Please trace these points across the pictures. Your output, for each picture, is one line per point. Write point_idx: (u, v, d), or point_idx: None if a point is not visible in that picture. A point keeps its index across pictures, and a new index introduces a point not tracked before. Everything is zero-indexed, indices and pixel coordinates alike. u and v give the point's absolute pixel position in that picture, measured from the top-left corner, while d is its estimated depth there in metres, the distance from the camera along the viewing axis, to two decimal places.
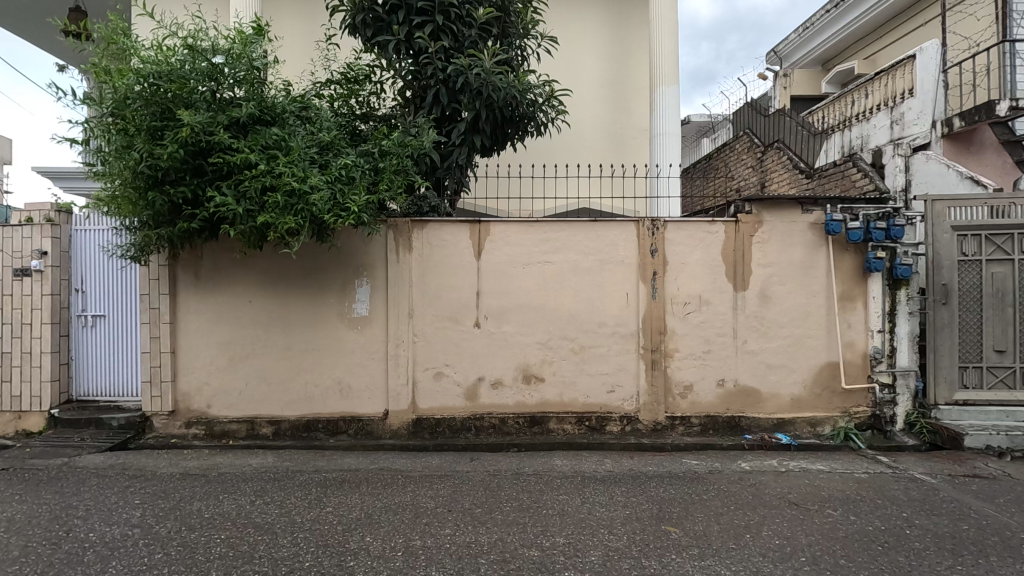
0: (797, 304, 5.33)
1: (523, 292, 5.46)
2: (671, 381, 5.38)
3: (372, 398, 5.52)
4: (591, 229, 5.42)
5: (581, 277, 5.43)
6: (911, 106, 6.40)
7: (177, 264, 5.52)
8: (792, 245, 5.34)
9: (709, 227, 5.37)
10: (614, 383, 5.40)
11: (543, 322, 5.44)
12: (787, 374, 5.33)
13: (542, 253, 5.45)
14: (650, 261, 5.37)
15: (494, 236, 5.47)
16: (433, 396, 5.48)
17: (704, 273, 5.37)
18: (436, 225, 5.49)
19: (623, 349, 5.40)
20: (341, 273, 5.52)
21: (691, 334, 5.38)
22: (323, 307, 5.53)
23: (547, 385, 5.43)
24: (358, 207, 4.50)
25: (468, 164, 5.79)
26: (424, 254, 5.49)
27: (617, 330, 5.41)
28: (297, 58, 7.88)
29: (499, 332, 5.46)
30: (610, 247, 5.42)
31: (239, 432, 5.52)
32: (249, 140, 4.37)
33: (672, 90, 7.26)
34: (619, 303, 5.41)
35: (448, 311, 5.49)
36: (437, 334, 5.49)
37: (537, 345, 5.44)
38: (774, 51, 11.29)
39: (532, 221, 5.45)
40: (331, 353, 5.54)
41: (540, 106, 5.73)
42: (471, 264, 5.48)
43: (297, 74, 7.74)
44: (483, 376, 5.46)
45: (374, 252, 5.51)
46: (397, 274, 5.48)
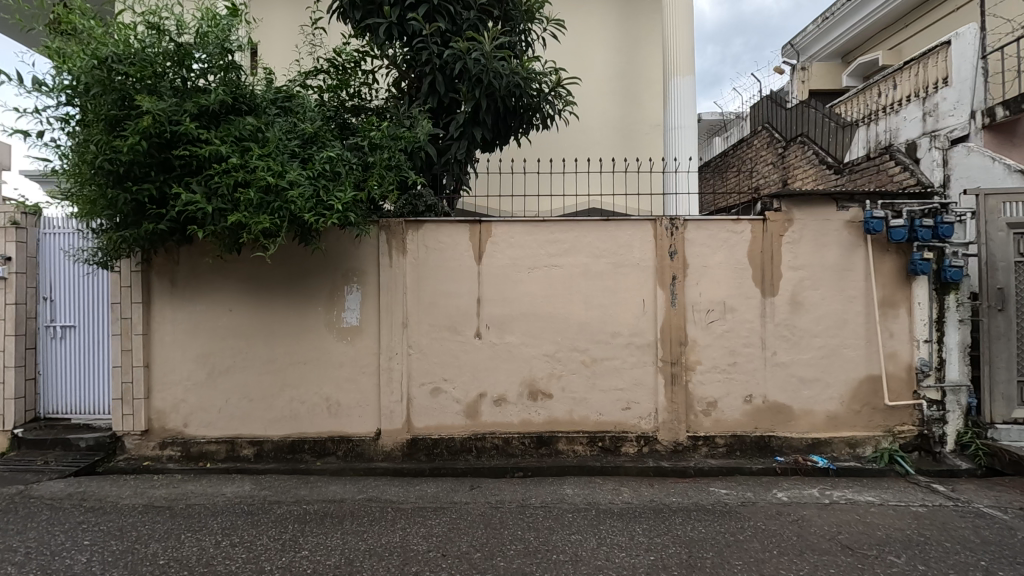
0: (832, 310, 4.80)
1: (529, 299, 4.96)
2: (693, 397, 4.86)
3: (363, 416, 5.02)
4: (603, 230, 4.92)
5: (592, 282, 4.93)
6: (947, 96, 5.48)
7: (151, 270, 5.07)
8: (826, 245, 4.82)
9: (734, 226, 4.86)
10: (630, 400, 4.88)
11: (551, 332, 4.94)
12: (822, 389, 4.80)
13: (549, 255, 4.96)
14: (669, 264, 4.86)
15: (496, 237, 4.98)
16: (431, 413, 4.98)
17: (729, 277, 4.86)
18: (432, 227, 5.00)
19: (639, 362, 4.89)
20: (328, 278, 5.05)
21: (715, 345, 4.86)
22: (309, 315, 5.06)
23: (555, 401, 4.92)
24: (343, 205, 4.04)
25: (467, 159, 5.31)
26: (419, 258, 5.01)
27: (632, 341, 4.90)
28: (275, 42, 7.46)
29: (502, 343, 4.96)
30: (624, 249, 4.92)
31: (218, 454, 5.04)
32: (220, 130, 3.92)
33: (687, 81, 6.77)
34: (635, 310, 4.90)
35: (445, 321, 5.00)
36: (434, 346, 4.99)
37: (545, 358, 4.94)
38: (791, 44, 10.78)
39: (538, 221, 4.96)
40: (318, 366, 5.06)
41: (545, 96, 5.25)
42: (470, 269, 4.99)
43: (275, 59, 7.38)
44: (485, 392, 4.96)
45: (364, 255, 5.04)
46: (390, 280, 5.00)
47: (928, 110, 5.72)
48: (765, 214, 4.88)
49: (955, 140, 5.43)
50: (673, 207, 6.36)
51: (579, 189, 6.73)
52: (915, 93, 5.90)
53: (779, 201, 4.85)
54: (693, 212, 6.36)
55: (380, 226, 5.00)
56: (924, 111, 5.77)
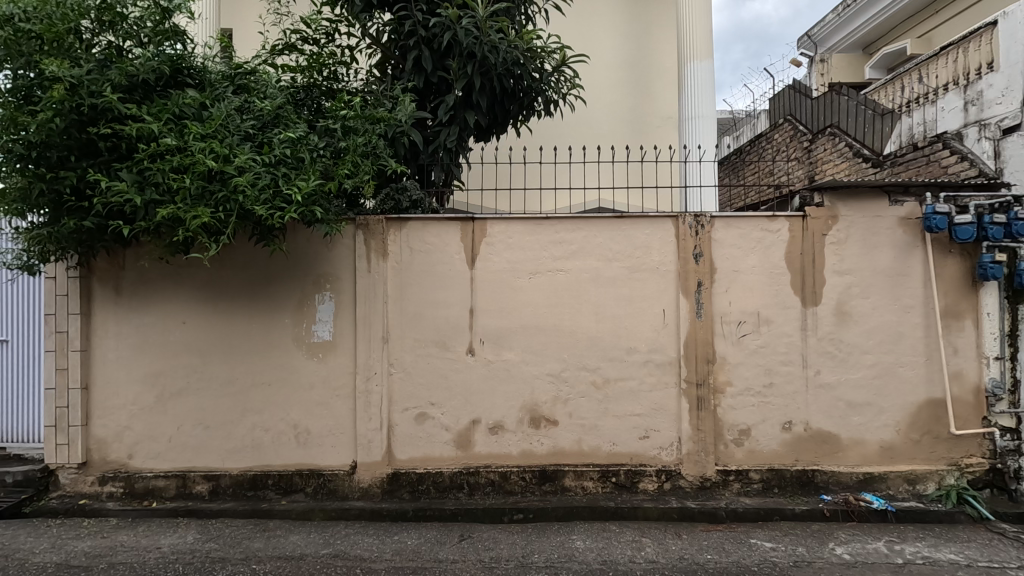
0: (885, 322, 4.11)
1: (530, 310, 4.26)
2: (723, 424, 4.15)
3: (336, 446, 4.30)
4: (617, 230, 4.24)
5: (604, 290, 4.22)
6: (994, 80, 4.46)
7: (93, 276, 4.37)
8: (877, 246, 4.13)
9: (768, 223, 4.18)
10: (648, 427, 4.17)
11: (557, 348, 4.23)
12: (874, 415, 4.09)
13: (554, 259, 4.26)
14: (694, 269, 4.16)
15: (492, 238, 4.29)
16: (415, 443, 4.26)
17: (763, 283, 4.17)
18: (418, 225, 4.32)
19: (659, 383, 4.17)
20: (298, 285, 4.37)
21: (747, 362, 4.16)
22: (275, 328, 4.37)
23: (561, 429, 4.21)
24: (305, 195, 3.33)
25: (459, 148, 4.62)
26: (403, 262, 4.32)
27: (651, 359, 4.19)
28: (243, 22, 6.92)
29: (500, 361, 4.25)
30: (641, 251, 4.22)
31: (167, 491, 4.31)
32: (156, 106, 3.23)
33: (704, 65, 6.10)
34: (654, 323, 4.20)
35: (433, 335, 4.29)
36: (419, 365, 4.29)
37: (549, 378, 4.23)
38: (808, 35, 10.10)
39: (541, 219, 4.27)
40: (285, 388, 4.35)
41: (549, 75, 4.59)
42: (462, 274, 4.30)
43: (243, 41, 6.87)
44: (479, 418, 4.25)
45: (339, 258, 4.34)
46: (368, 288, 4.30)
47: (969, 99, 4.69)
48: (805, 209, 4.21)
49: (1007, 130, 4.32)
50: (691, 203, 5.65)
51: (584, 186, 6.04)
52: (955, 79, 4.90)
53: (821, 194, 4.18)
54: (712, 208, 5.66)
55: (355, 224, 4.30)
56: (965, 100, 4.73)
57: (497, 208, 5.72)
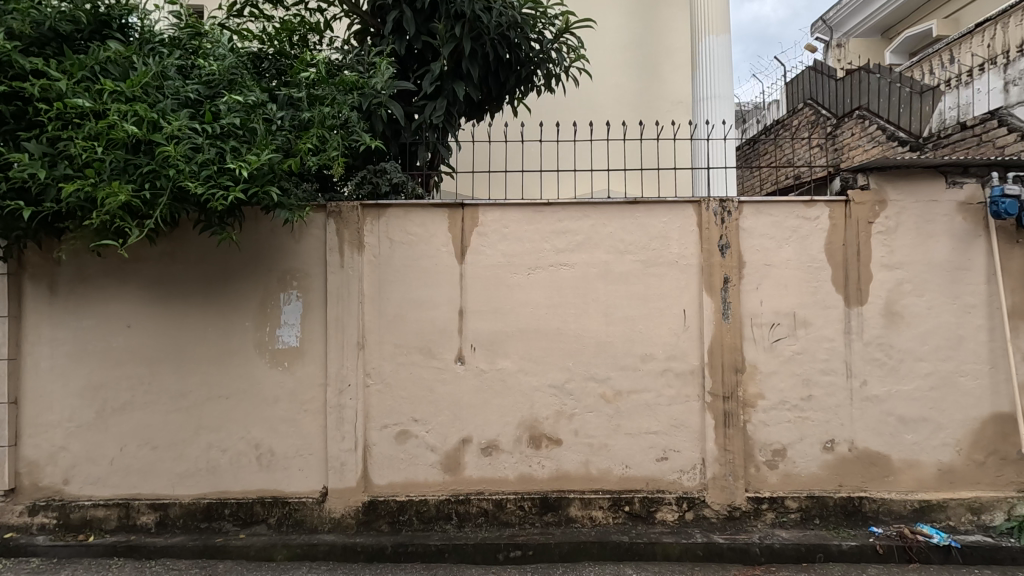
0: (942, 324, 3.53)
1: (529, 311, 3.67)
2: (754, 443, 3.56)
3: (304, 470, 3.71)
4: (629, 218, 3.65)
5: (614, 288, 3.64)
6: None
7: (25, 272, 3.79)
8: (932, 235, 3.55)
9: (805, 210, 3.60)
10: (667, 447, 3.59)
11: (560, 356, 3.64)
12: (931, 433, 3.51)
13: (557, 252, 3.68)
14: (719, 263, 3.58)
15: (485, 228, 3.71)
16: (396, 466, 3.68)
17: (800, 280, 3.59)
18: (399, 213, 3.74)
19: (679, 396, 3.59)
20: (262, 282, 3.78)
21: (781, 371, 3.57)
22: (234, 333, 3.78)
23: (565, 450, 3.62)
24: (253, 171, 2.76)
25: (446, 126, 4.03)
26: (382, 256, 3.73)
27: (670, 368, 3.60)
28: None
29: (493, 370, 3.66)
30: (657, 242, 3.64)
31: (108, 522, 3.72)
32: (72, 63, 2.66)
33: (720, 41, 5.52)
34: (673, 326, 3.61)
35: (416, 340, 3.70)
36: (400, 375, 3.70)
37: (551, 391, 3.64)
38: (823, 19, 9.51)
39: (541, 206, 3.69)
40: (244, 402, 3.75)
41: (551, 43, 4.01)
42: (450, 270, 3.71)
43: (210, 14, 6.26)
44: (470, 437, 3.66)
45: (308, 251, 3.76)
46: (341, 286, 3.71)
47: (1010, 79, 4.41)
48: (848, 193, 3.63)
49: None
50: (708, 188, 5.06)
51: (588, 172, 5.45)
52: (995, 58, 4.63)
53: (867, 175, 3.60)
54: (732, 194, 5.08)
55: (326, 212, 3.72)
56: (1006, 79, 4.44)
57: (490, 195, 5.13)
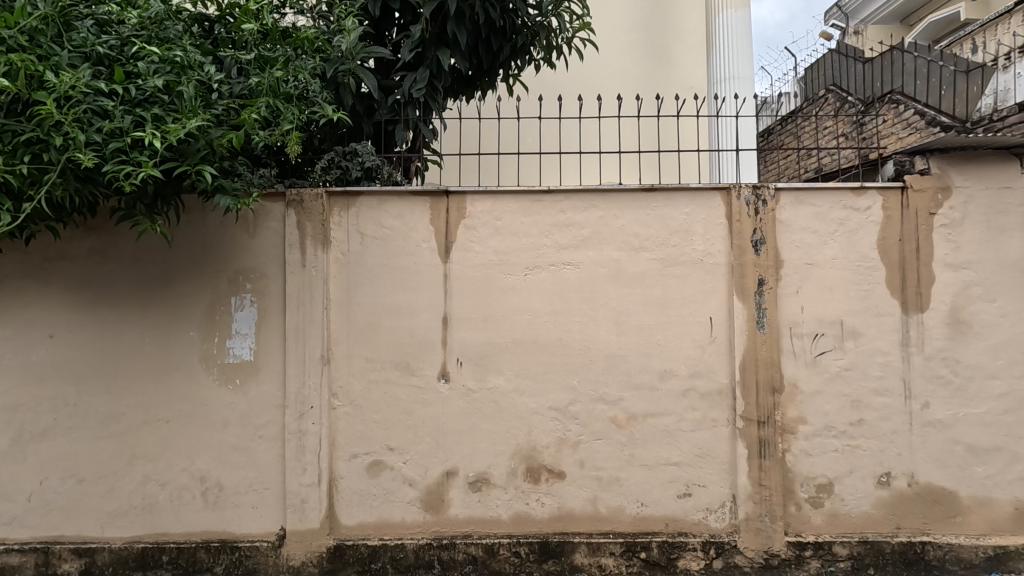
0: (1018, 335, 2.96)
1: (526, 320, 3.09)
2: (794, 477, 2.98)
3: (259, 508, 3.12)
4: (644, 210, 3.08)
5: (628, 292, 3.06)
6: None
7: None
8: (1006, 230, 2.98)
9: (854, 199, 3.04)
10: (690, 481, 3.02)
11: (563, 372, 3.06)
12: (1006, 465, 2.94)
13: (560, 249, 3.10)
14: (753, 262, 3.01)
15: (474, 220, 3.13)
16: (368, 503, 3.09)
17: (849, 282, 3.02)
18: (372, 202, 3.16)
19: (704, 421, 3.02)
20: (209, 284, 3.19)
21: (826, 391, 3.00)
22: (176, 344, 3.18)
23: (569, 484, 3.05)
24: (167, 141, 2.21)
25: (429, 102, 3.45)
26: (351, 253, 3.15)
27: (693, 387, 3.02)
28: None
29: (484, 390, 3.08)
30: (678, 237, 3.07)
31: (23, 571, 3.11)
32: None
33: (739, 15, 4.94)
34: (697, 337, 3.04)
35: (391, 353, 3.12)
36: (374, 395, 3.11)
37: (552, 414, 3.06)
38: (838, 5, 8.97)
39: (540, 195, 3.12)
40: (187, 427, 3.16)
41: (552, 5, 3.41)
42: (432, 270, 3.13)
43: None
44: (456, 470, 3.08)
45: (264, 248, 3.18)
46: (303, 289, 3.12)
47: None
48: (904, 178, 3.06)
49: None
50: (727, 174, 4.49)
51: (589, 159, 4.88)
52: None
53: (926, 158, 3.04)
54: (751, 180, 4.52)
55: (285, 200, 3.15)
56: None
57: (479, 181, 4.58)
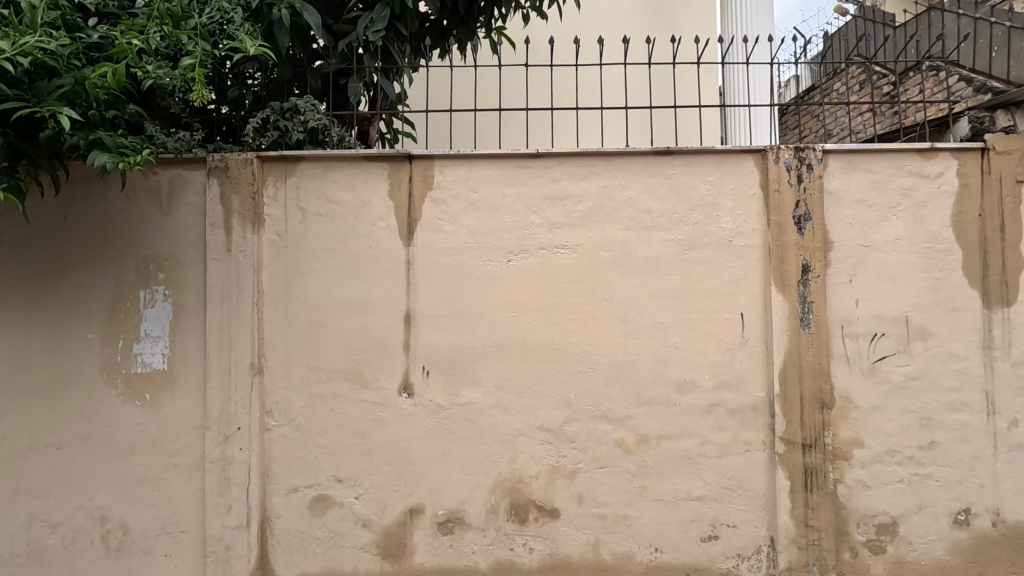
0: None
1: (509, 317, 2.45)
2: (849, 516, 2.36)
3: (174, 556, 2.48)
4: (658, 178, 2.46)
5: (637, 282, 2.43)
6: None
7: None
8: None
9: (921, 164, 2.41)
10: (716, 520, 2.39)
11: (556, 383, 2.43)
12: None
13: (551, 229, 2.46)
14: (795, 244, 2.38)
15: (444, 192, 2.50)
16: (312, 549, 2.46)
17: (915, 269, 2.39)
18: (316, 171, 2.53)
19: (734, 444, 2.40)
20: (111, 273, 2.52)
21: (888, 406, 2.38)
22: (69, 350, 2.51)
23: (563, 524, 2.43)
24: None
25: (391, 48, 2.77)
26: (290, 235, 2.51)
27: (720, 401, 2.41)
28: None
29: (456, 407, 2.44)
30: (700, 212, 2.44)
31: None
32: None
33: None
34: (725, 339, 2.42)
35: (340, 360, 2.48)
36: (318, 412, 2.47)
37: (542, 436, 2.43)
38: None
39: (526, 160, 2.49)
40: (83, 454, 2.49)
41: None
42: (392, 254, 2.49)
43: None
44: (422, 506, 2.45)
45: (182, 228, 2.52)
46: (228, 279, 2.48)
47: None
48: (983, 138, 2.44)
49: None
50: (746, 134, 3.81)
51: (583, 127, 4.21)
52: None
53: (1011, 113, 2.42)
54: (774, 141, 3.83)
55: (206, 167, 2.51)
56: None
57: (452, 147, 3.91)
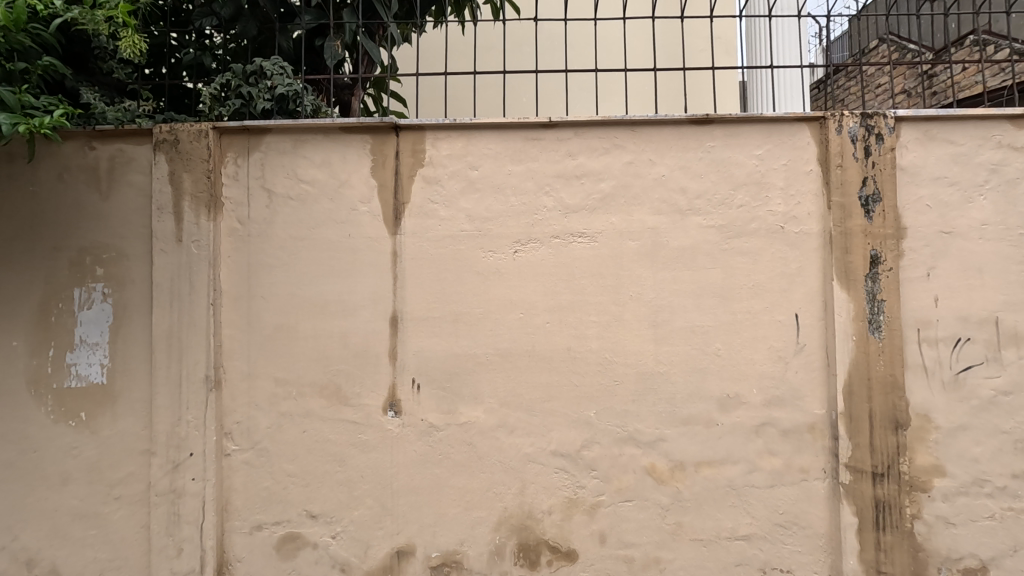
0: None
1: (516, 319, 2.04)
2: (928, 560, 1.95)
3: None
4: (694, 152, 2.04)
5: (669, 277, 2.02)
6: None
7: None
8: None
9: (1013, 133, 1.99)
10: (766, 564, 1.99)
11: (572, 399, 2.02)
12: None
13: (566, 214, 2.05)
14: (862, 231, 1.97)
15: (438, 170, 2.08)
16: None
17: (1008, 260, 1.98)
18: (284, 145, 2.11)
19: (788, 472, 1.99)
20: (39, 267, 2.10)
21: (976, 427, 1.96)
22: None
23: (583, 568, 2.02)
24: None
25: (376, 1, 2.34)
26: (253, 221, 2.09)
27: (771, 420, 2.00)
28: None
29: (453, 428, 2.03)
30: (746, 193, 2.03)
31: None
32: None
33: None
34: (777, 345, 2.01)
35: (313, 371, 2.07)
36: (287, 435, 2.06)
37: (556, 463, 2.02)
38: None
39: (537, 131, 2.07)
40: (6, 486, 2.08)
41: None
42: (376, 244, 2.08)
43: None
44: (413, 547, 2.04)
45: (124, 213, 2.11)
46: (178, 274, 2.06)
47: None
48: None
49: None
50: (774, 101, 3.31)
51: (602, 90, 3.57)
52: None
53: None
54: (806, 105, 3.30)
55: (151, 142, 2.09)
56: None
57: (447, 115, 3.31)
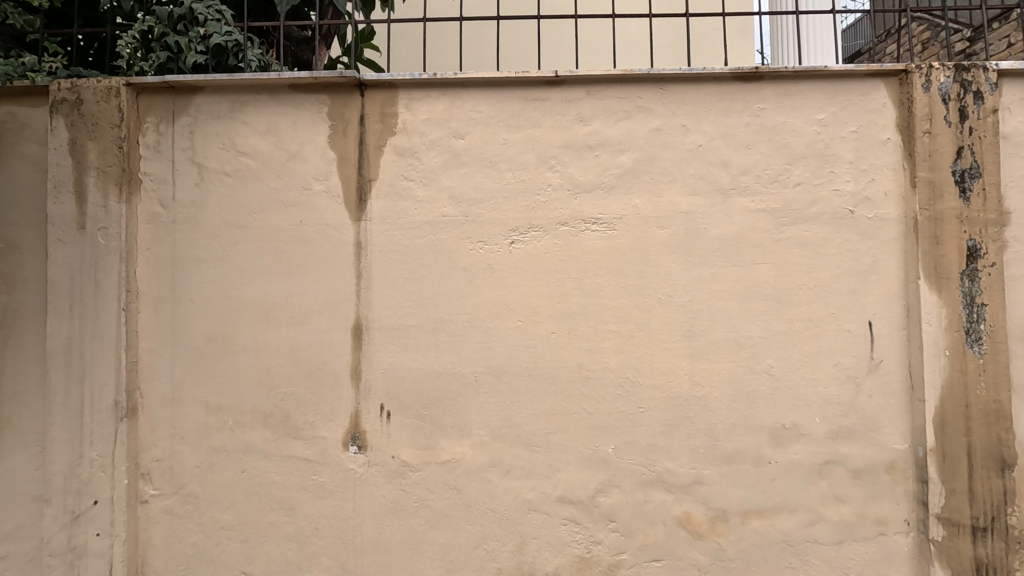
0: None
1: (513, 328, 1.60)
2: None
3: None
4: (739, 116, 1.61)
5: (708, 276, 1.59)
6: None
7: None
8: None
9: None
10: None
11: (584, 431, 1.58)
12: None
13: (576, 194, 1.61)
14: (957, 215, 1.54)
15: (413, 140, 1.64)
16: None
17: None
18: (219, 107, 1.67)
19: (861, 525, 1.56)
20: None
21: None
22: None
23: None
24: None
25: None
26: (179, 204, 1.65)
27: (838, 459, 1.56)
28: None
29: (432, 467, 1.59)
30: (805, 168, 1.59)
31: None
32: None
33: None
34: (846, 363, 1.57)
35: (254, 395, 1.62)
36: (220, 475, 1.61)
37: (563, 512, 1.58)
38: None
39: (539, 90, 1.63)
40: None
41: None
42: (335, 232, 1.63)
43: None
44: None
45: (14, 194, 1.66)
46: (82, 271, 1.61)
47: None
48: None
49: None
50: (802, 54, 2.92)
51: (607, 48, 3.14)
52: None
53: None
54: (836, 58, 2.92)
55: (49, 103, 1.65)
56: None
57: (427, 68, 2.90)
